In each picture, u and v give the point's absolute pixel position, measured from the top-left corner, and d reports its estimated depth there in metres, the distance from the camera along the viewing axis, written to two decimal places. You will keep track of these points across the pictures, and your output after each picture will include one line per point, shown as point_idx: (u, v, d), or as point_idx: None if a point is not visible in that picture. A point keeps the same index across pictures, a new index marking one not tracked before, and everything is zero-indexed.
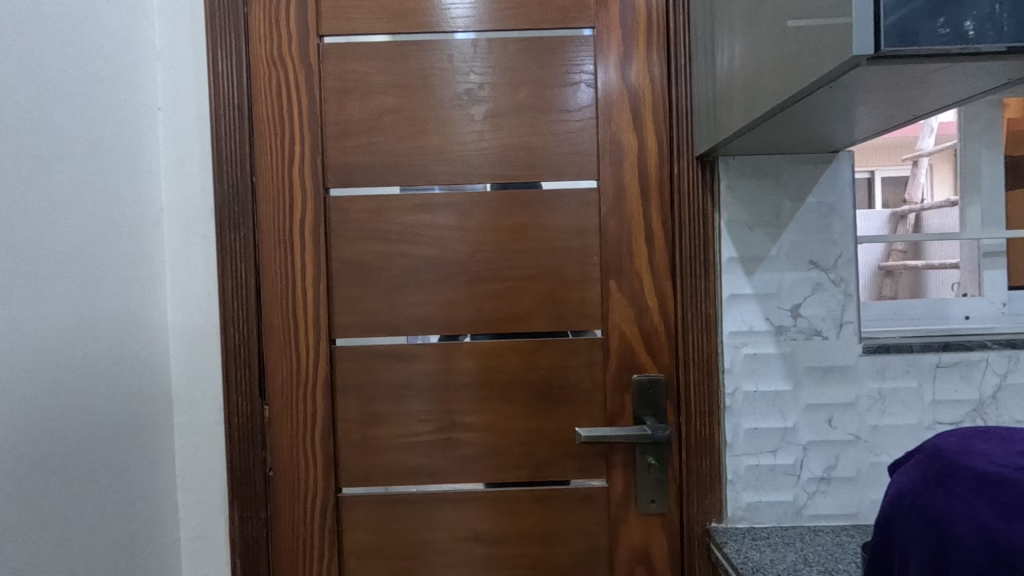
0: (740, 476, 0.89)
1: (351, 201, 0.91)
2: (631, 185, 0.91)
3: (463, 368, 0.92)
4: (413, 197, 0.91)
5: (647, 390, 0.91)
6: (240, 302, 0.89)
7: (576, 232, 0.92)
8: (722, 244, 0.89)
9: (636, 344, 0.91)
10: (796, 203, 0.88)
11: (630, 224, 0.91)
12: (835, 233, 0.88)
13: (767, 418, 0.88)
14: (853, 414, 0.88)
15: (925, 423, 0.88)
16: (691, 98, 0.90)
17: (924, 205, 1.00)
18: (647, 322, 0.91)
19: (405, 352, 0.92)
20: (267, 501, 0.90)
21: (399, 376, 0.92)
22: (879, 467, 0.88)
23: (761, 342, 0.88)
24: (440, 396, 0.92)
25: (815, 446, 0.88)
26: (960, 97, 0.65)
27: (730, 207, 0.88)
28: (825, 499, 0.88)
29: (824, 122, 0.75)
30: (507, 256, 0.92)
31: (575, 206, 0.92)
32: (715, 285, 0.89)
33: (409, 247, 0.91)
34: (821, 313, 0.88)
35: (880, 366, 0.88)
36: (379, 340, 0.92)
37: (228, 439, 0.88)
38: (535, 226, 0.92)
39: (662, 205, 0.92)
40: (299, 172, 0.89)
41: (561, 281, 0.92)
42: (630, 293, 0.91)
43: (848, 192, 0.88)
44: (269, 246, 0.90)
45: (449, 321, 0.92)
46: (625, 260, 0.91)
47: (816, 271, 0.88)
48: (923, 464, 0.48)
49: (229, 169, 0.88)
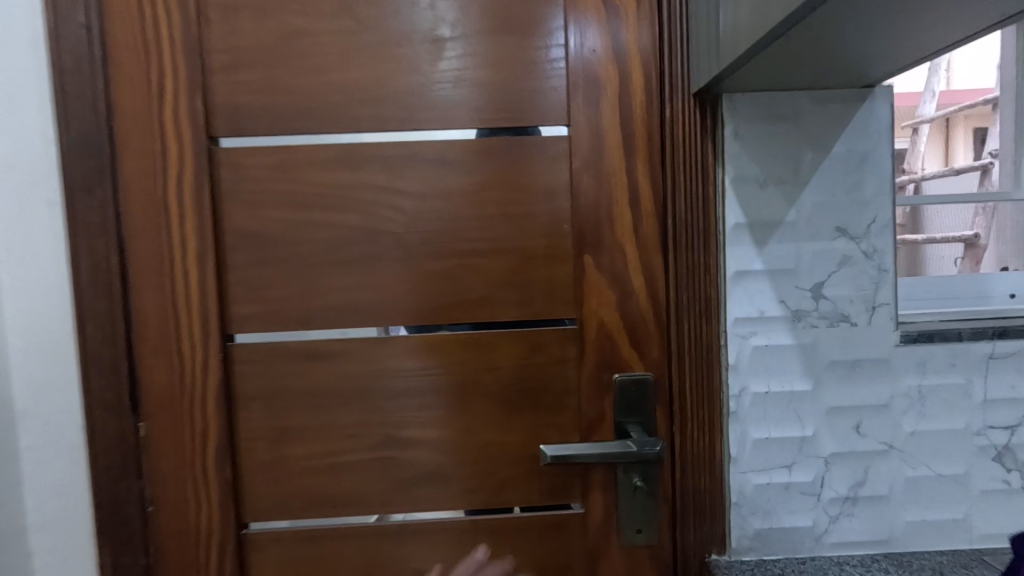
0: (747, 498, 0.71)
1: (248, 153, 0.70)
2: (611, 132, 0.71)
3: (400, 368, 0.72)
4: (329, 149, 0.70)
5: (632, 393, 0.72)
6: (102, 290, 0.67)
7: (542, 194, 0.72)
8: (727, 207, 0.69)
9: (619, 335, 0.72)
10: (820, 153, 0.69)
11: (610, 183, 0.71)
12: (869, 191, 0.69)
13: (782, 425, 0.70)
14: (887, 418, 0.71)
15: (974, 428, 0.71)
16: (688, 16, 0.69)
17: (927, 174, 0.80)
18: (632, 308, 0.72)
19: (323, 350, 0.72)
20: (149, 544, 0.70)
21: (316, 381, 0.72)
22: (917, 483, 0.71)
23: (775, 331, 0.70)
24: (371, 405, 0.72)
25: (840, 459, 0.71)
26: None
27: (738, 160, 0.69)
28: (850, 523, 0.72)
29: (863, 44, 0.55)
30: (454, 224, 0.72)
31: (541, 161, 0.72)
32: (717, 258, 0.70)
33: (324, 215, 0.71)
34: (850, 293, 0.70)
35: (921, 358, 0.70)
36: (289, 335, 0.72)
37: (91, 467, 0.68)
38: (489, 186, 0.72)
39: (651, 158, 0.72)
40: (172, 116, 0.68)
41: (523, 257, 0.72)
42: (610, 271, 0.72)
43: (886, 138, 0.69)
44: (138, 214, 0.68)
45: (381, 308, 0.72)
46: (604, 229, 0.72)
47: (844, 240, 0.69)
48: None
49: (77, 112, 0.66)
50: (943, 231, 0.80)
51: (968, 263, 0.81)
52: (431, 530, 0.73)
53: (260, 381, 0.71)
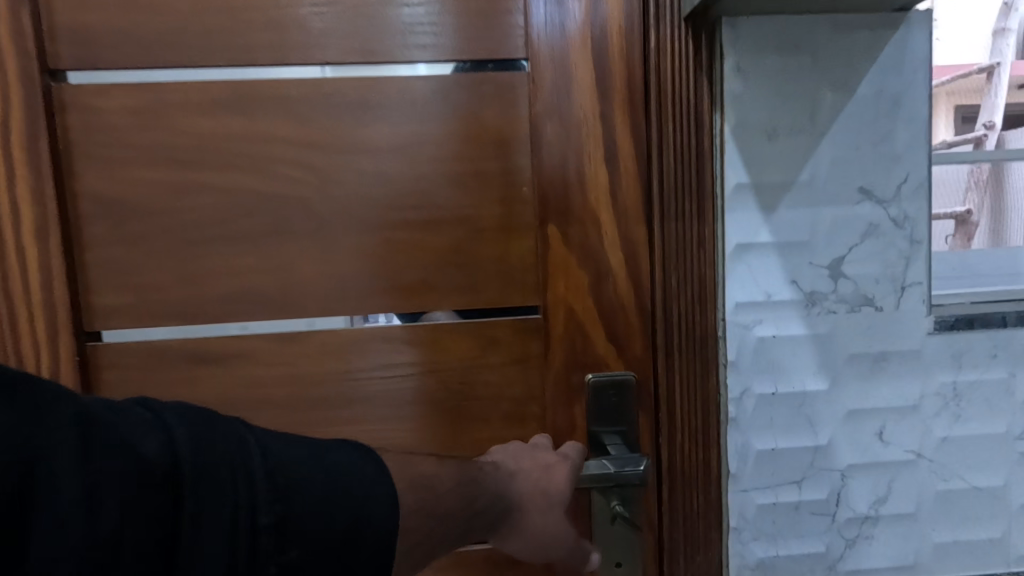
0: (748, 522, 0.58)
1: (105, 94, 0.53)
2: (581, 69, 0.56)
3: (316, 371, 0.57)
4: (214, 89, 0.54)
5: (609, 399, 0.58)
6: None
7: (495, 148, 0.56)
8: (726, 164, 0.55)
9: (593, 326, 0.58)
10: (842, 95, 0.55)
11: (582, 133, 0.56)
12: (900, 143, 0.56)
13: (791, 434, 0.58)
14: (916, 422, 0.58)
15: (1017, 431, 0.59)
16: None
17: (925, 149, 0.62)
18: (609, 291, 0.58)
19: (215, 350, 0.56)
20: None
21: (207, 389, 0.57)
22: (949, 499, 0.59)
23: (784, 319, 0.56)
24: (279, 418, 0.57)
25: (858, 472, 0.58)
26: None
27: (740, 104, 0.55)
28: (870, 547, 0.60)
29: None
30: (382, 187, 0.56)
31: (492, 105, 0.56)
32: (714, 229, 0.56)
33: (209, 177, 0.55)
34: (875, 270, 0.57)
35: (957, 349, 0.58)
36: (170, 331, 0.56)
37: None
38: (427, 138, 0.56)
39: (633, 101, 0.56)
40: None
41: (473, 228, 0.57)
42: (582, 246, 0.57)
43: (922, 76, 0.55)
44: None
45: (289, 296, 0.56)
46: (574, 192, 0.57)
47: (869, 205, 0.56)
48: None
49: None
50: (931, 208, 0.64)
51: (958, 241, 0.66)
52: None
53: (134, 390, 0.56)
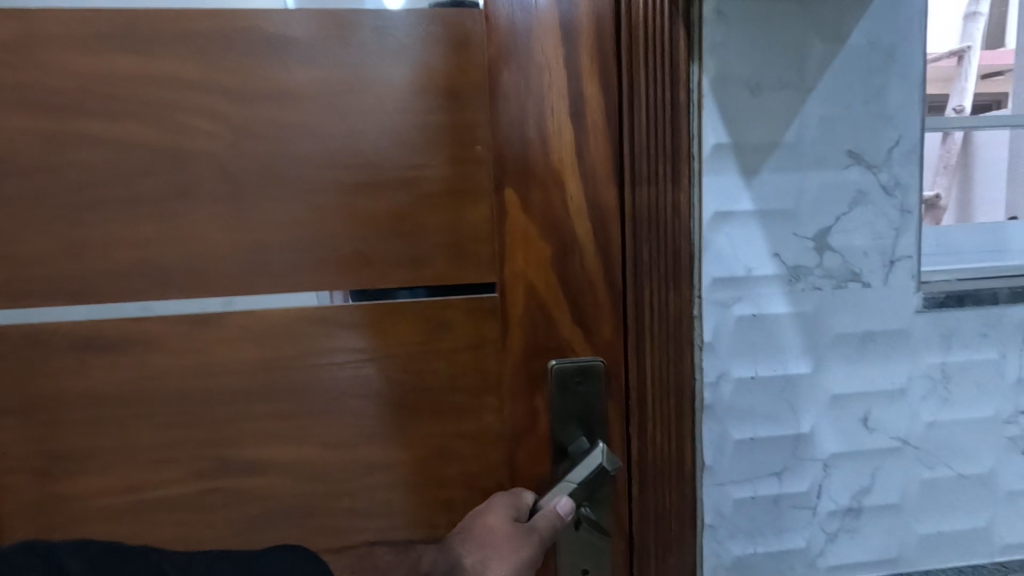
0: (725, 518, 0.53)
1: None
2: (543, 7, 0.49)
3: (236, 359, 0.50)
4: (108, 26, 0.46)
5: (574, 391, 0.52)
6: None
7: (443, 100, 0.49)
8: (703, 122, 0.49)
9: (557, 305, 0.52)
10: (832, 45, 0.49)
11: (543, 85, 0.49)
12: (892, 101, 0.50)
13: (771, 422, 0.53)
14: (902, 406, 0.54)
15: (1004, 415, 0.55)
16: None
17: None
18: (576, 266, 0.51)
19: (97, 340, 0.49)
20: None
21: (87, 386, 0.49)
22: (935, 488, 0.56)
23: (765, 295, 0.51)
24: (194, 412, 0.50)
25: (841, 462, 0.54)
26: None
27: (720, 53, 0.48)
28: (852, 542, 0.55)
29: None
30: (311, 145, 0.49)
31: (439, 51, 0.49)
32: (691, 195, 0.50)
33: (82, 138, 0.47)
34: (863, 242, 0.52)
35: (947, 328, 0.54)
36: (38, 316, 0.48)
37: None
38: (363, 88, 0.48)
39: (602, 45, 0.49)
40: None
41: (418, 194, 0.50)
42: (544, 214, 0.51)
43: (917, 27, 0.50)
44: None
45: (203, 271, 0.49)
46: (534, 153, 0.50)
47: (858, 170, 0.51)
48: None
49: None
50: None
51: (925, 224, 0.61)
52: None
53: (17, 380, 0.48)
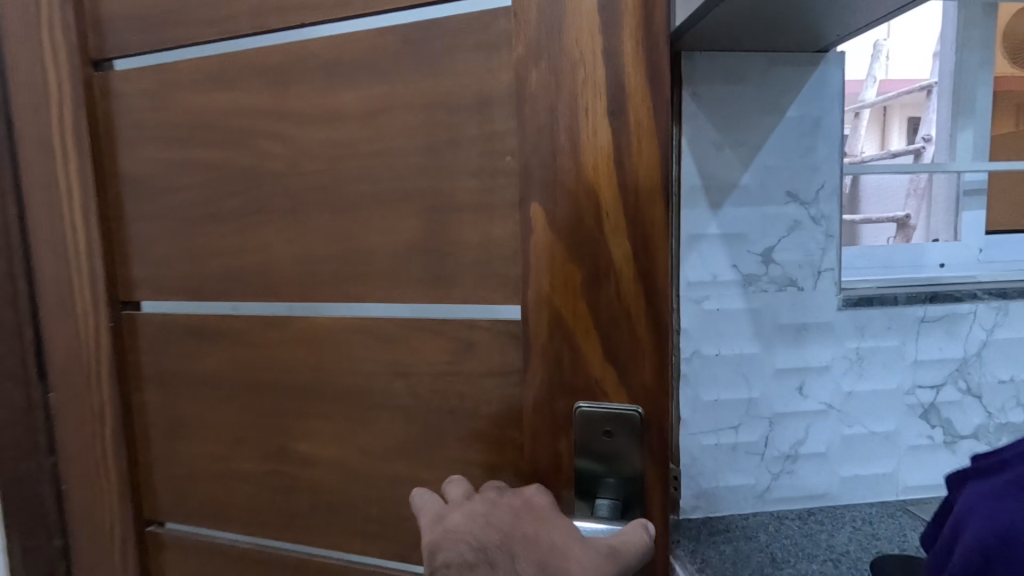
0: (696, 459, 0.73)
1: (160, 106, 0.70)
2: (583, 34, 0.51)
3: (293, 360, 0.68)
4: (228, 86, 0.66)
5: (599, 438, 0.54)
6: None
7: (472, 109, 0.56)
8: (683, 170, 0.69)
9: (586, 337, 0.54)
10: (775, 117, 0.69)
11: (577, 106, 0.52)
12: (819, 156, 0.70)
13: (731, 388, 0.72)
14: (828, 379, 0.73)
15: (905, 388, 0.75)
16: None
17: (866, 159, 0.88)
18: (608, 295, 0.53)
19: (214, 332, 0.71)
20: (61, 522, 0.79)
21: (211, 369, 0.72)
22: (853, 441, 0.75)
23: (726, 295, 0.70)
24: (268, 403, 0.69)
25: (784, 419, 0.73)
26: None
27: (695, 120, 0.68)
28: (791, 479, 0.74)
29: (814, 6, 0.56)
30: (363, 176, 0.61)
31: (466, 71, 0.56)
32: (674, 222, 0.69)
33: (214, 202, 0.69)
34: (798, 258, 0.71)
35: (862, 321, 0.73)
36: (187, 309, 0.72)
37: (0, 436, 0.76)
38: (399, 106, 0.59)
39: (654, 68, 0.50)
40: (61, 108, 0.72)
41: (445, 209, 0.58)
42: (572, 232, 0.53)
43: (836, 104, 0.70)
44: (37, 202, 0.74)
45: (279, 278, 0.67)
46: (563, 167, 0.53)
47: (794, 206, 0.70)
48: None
49: None
50: (877, 213, 0.89)
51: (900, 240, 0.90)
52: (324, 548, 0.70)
53: (169, 354, 0.73)
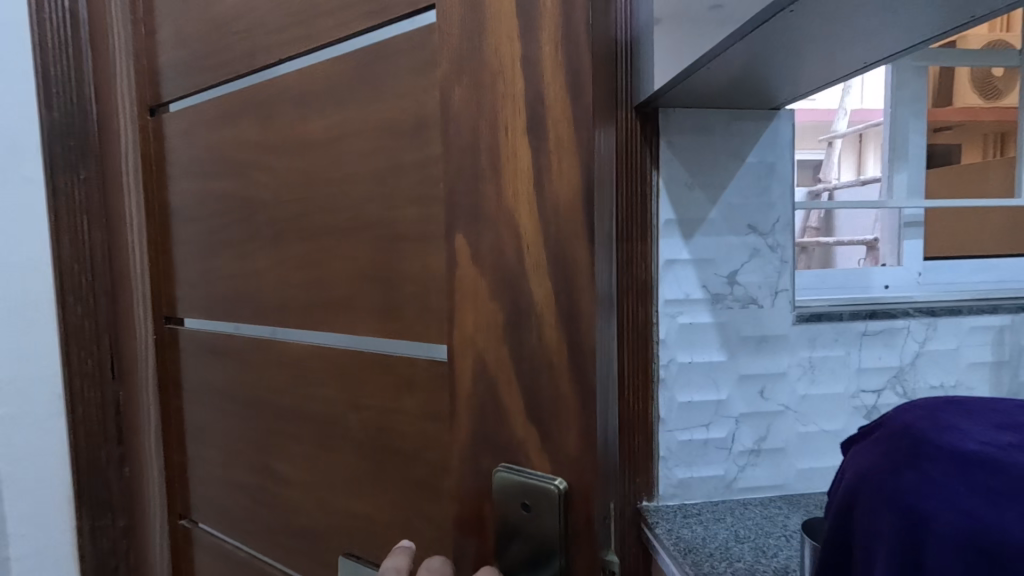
0: (673, 452, 0.84)
1: (205, 168, 0.88)
2: (502, 40, 0.51)
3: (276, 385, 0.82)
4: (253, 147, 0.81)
5: (518, 509, 0.53)
6: (85, 268, 0.95)
7: (412, 132, 0.63)
8: (659, 206, 0.82)
9: (507, 387, 0.53)
10: (737, 162, 0.82)
11: (501, 127, 0.51)
12: (773, 195, 0.83)
13: (703, 390, 0.84)
14: (785, 383, 0.86)
15: (850, 391, 0.87)
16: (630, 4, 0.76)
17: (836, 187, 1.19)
18: (532, 340, 0.51)
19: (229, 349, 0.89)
20: (124, 500, 1.01)
21: (219, 380, 0.91)
22: (807, 437, 0.87)
23: (697, 311, 0.83)
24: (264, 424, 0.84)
25: (748, 418, 0.85)
26: (882, 55, 0.65)
27: (669, 165, 0.82)
28: (755, 471, 0.86)
29: (765, 77, 0.70)
30: (348, 220, 0.71)
31: (407, 96, 0.63)
32: (652, 249, 0.82)
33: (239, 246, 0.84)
34: (757, 280, 0.84)
35: (812, 334, 0.86)
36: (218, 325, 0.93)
37: (78, 431, 0.96)
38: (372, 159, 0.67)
39: (573, 84, 0.48)
40: (146, 171, 0.97)
41: (402, 246, 0.66)
42: (498, 271, 0.53)
43: (788, 152, 0.83)
44: (120, 240, 0.98)
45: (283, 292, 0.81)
46: (484, 191, 0.53)
47: (754, 236, 0.83)
48: (887, 443, 0.45)
49: (67, 170, 0.93)
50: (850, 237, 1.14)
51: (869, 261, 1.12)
52: (327, 541, 0.78)
53: (205, 362, 0.93)
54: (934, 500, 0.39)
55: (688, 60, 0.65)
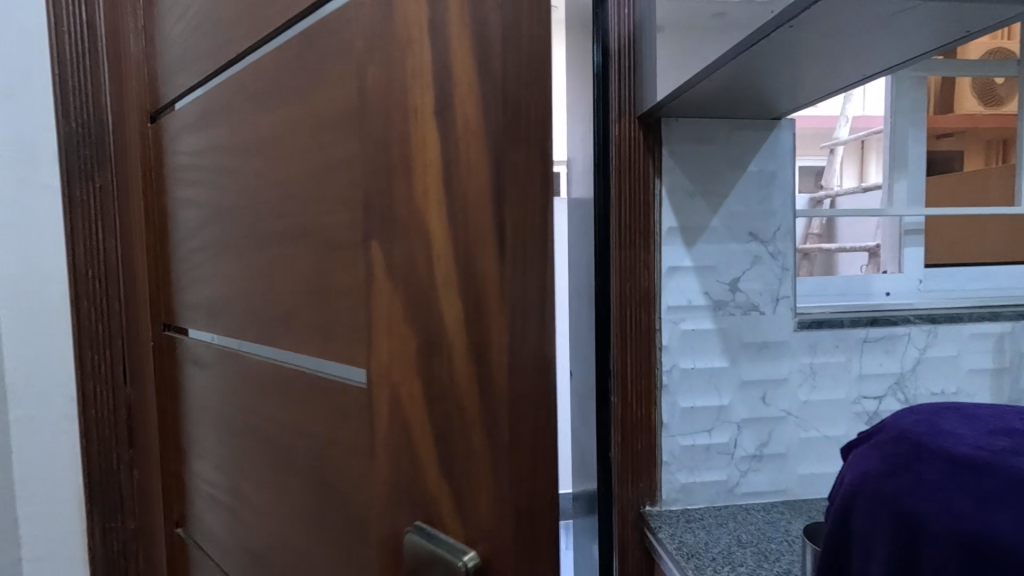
0: (676, 457, 0.85)
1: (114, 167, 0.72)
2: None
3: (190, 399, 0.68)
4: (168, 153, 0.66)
5: None
6: (95, 221, 0.72)
7: (329, 122, 0.42)
8: (662, 213, 0.83)
9: (419, 434, 0.37)
10: (739, 171, 0.84)
11: (407, 109, 0.36)
12: (774, 203, 0.84)
13: (705, 396, 0.85)
14: (786, 389, 0.86)
15: (852, 397, 0.88)
16: (635, 12, 0.82)
17: (838, 193, 1.28)
18: (442, 373, 0.36)
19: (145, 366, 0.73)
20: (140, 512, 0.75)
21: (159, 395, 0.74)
22: (809, 442, 0.88)
23: (700, 318, 0.84)
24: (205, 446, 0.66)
25: (750, 423, 0.86)
26: (871, 72, 0.68)
27: (672, 173, 0.83)
28: (757, 477, 0.87)
29: (762, 92, 0.73)
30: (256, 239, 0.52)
31: (320, 91, 0.42)
32: (654, 256, 0.83)
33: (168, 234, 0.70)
34: (759, 287, 0.85)
35: (814, 341, 0.86)
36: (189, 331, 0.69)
37: (87, 431, 0.73)
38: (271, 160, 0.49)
39: (485, 71, 0.34)
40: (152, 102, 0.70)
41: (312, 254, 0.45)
42: (407, 282, 0.37)
43: (789, 162, 0.85)
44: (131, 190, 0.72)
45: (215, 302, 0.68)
46: (394, 186, 0.37)
47: (756, 243, 0.84)
48: (886, 448, 0.46)
49: (79, 104, 0.70)
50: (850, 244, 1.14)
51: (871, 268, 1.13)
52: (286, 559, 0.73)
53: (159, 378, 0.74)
54: (930, 503, 0.40)
55: (688, 76, 0.69)
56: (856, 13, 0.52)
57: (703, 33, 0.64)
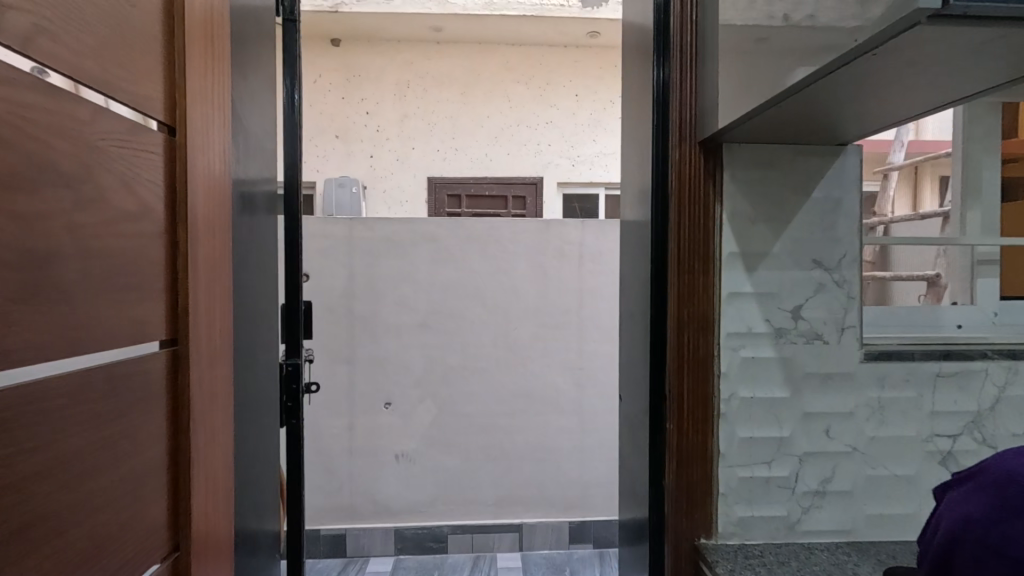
0: (732, 490, 0.82)
1: None
2: None
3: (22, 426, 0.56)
4: None
5: None
6: None
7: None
8: (723, 238, 0.82)
9: None
10: (802, 197, 0.82)
11: None
12: (840, 231, 0.82)
13: (764, 427, 0.82)
14: (852, 424, 0.83)
15: (924, 435, 0.83)
16: (698, 47, 0.83)
17: (895, 219, 1.25)
18: None
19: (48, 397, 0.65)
20: None
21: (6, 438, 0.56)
22: (876, 481, 0.83)
23: (760, 346, 0.82)
24: None
25: (812, 457, 0.83)
26: (948, 100, 0.66)
27: (733, 198, 0.82)
28: (820, 514, 0.83)
29: (830, 118, 0.72)
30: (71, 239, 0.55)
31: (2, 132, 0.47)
32: (715, 281, 0.82)
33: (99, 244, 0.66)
34: (823, 315, 0.82)
35: (882, 374, 0.83)
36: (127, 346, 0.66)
37: None
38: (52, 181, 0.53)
39: None
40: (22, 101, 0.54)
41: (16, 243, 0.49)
42: None
43: (854, 188, 0.83)
44: None
45: (38, 313, 0.51)
46: None
47: (820, 270, 0.82)
48: (994, 490, 0.43)
49: None
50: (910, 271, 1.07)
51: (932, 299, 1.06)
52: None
53: None
54: None
55: (754, 104, 0.67)
56: (940, 42, 0.50)
57: (771, 61, 0.63)
